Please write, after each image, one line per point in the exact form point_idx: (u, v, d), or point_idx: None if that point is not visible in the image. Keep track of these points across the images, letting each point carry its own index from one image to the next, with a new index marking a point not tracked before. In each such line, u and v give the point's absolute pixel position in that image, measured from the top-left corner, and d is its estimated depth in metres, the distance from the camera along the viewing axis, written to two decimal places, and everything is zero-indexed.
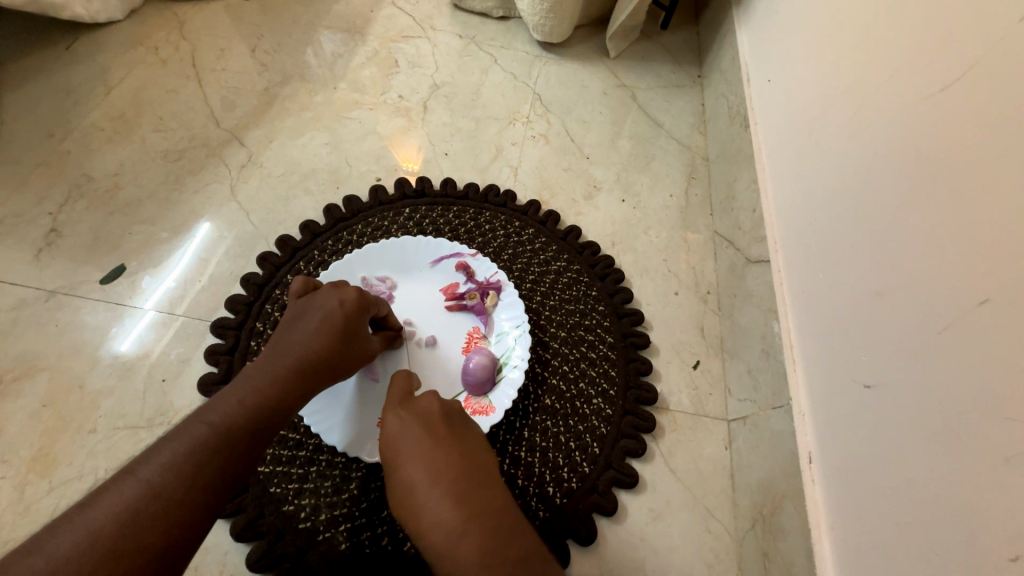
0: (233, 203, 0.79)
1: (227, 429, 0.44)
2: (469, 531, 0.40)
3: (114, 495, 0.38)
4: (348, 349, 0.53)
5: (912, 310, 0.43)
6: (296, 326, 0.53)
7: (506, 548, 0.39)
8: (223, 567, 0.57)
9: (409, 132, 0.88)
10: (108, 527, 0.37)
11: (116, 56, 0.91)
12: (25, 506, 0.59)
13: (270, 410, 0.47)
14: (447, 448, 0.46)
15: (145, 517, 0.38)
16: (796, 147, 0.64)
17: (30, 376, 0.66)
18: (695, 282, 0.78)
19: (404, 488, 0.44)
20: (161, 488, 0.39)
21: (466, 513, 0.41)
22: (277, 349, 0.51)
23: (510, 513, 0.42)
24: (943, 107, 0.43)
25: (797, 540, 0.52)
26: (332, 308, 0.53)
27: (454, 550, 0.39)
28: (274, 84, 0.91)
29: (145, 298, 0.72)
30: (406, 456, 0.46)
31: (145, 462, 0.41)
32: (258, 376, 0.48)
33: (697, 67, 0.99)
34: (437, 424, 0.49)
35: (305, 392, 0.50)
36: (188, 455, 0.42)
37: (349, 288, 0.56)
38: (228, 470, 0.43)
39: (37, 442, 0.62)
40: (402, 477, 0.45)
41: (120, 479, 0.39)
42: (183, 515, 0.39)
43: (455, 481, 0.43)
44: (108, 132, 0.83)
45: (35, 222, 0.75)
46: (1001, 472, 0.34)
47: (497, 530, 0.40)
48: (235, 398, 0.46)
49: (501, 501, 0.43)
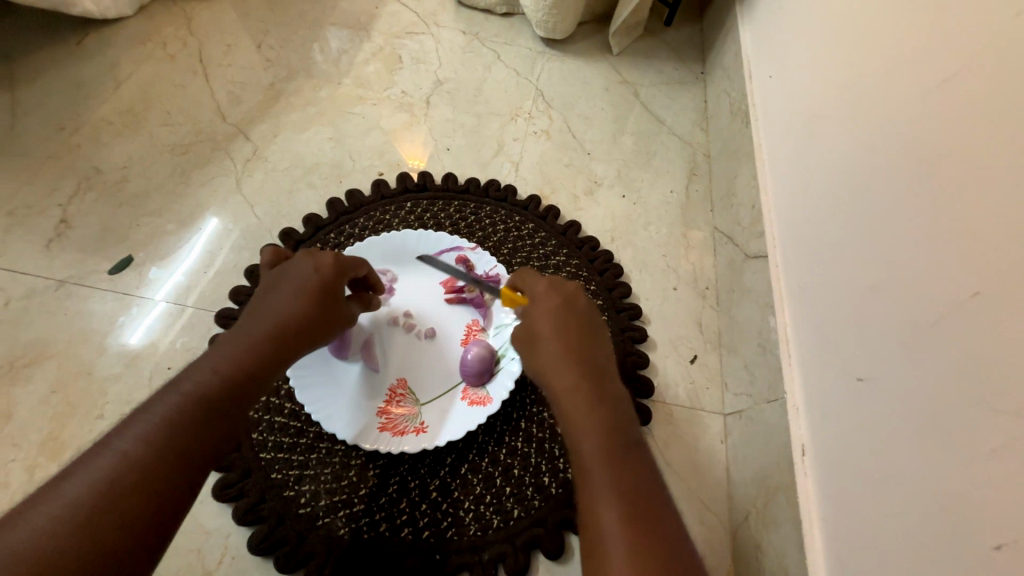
0: (238, 196, 0.81)
1: (204, 394, 0.43)
2: (592, 411, 0.46)
3: (91, 468, 0.37)
4: (324, 315, 0.54)
5: (906, 304, 0.43)
6: (274, 290, 0.53)
7: (620, 434, 0.45)
8: (226, 549, 0.58)
9: (412, 127, 0.89)
10: (85, 500, 0.36)
11: (125, 51, 0.92)
12: (35, 487, 0.61)
13: (247, 374, 0.46)
14: (582, 337, 0.52)
15: (122, 489, 0.37)
16: (794, 144, 0.64)
17: (40, 362, 0.68)
18: (695, 278, 0.78)
19: (541, 362, 0.51)
20: (138, 459, 0.38)
21: (587, 393, 0.48)
22: (256, 314, 0.51)
23: (621, 407, 0.48)
24: (937, 104, 0.43)
25: (789, 531, 0.52)
26: (306, 274, 0.54)
27: (576, 420, 0.46)
28: (279, 79, 0.92)
29: (152, 289, 0.73)
30: (542, 336, 0.52)
31: (120, 434, 0.39)
32: (234, 343, 0.47)
33: (700, 64, 0.99)
34: (572, 316, 0.53)
35: (282, 351, 0.49)
36: (164, 425, 0.40)
37: (324, 253, 0.57)
38: (209, 436, 0.42)
39: (46, 427, 0.64)
40: (538, 354, 0.52)
41: (95, 452, 0.38)
42: (164, 484, 0.38)
43: (584, 366, 0.49)
44: (116, 126, 0.85)
45: (45, 214, 0.77)
46: (991, 463, 0.35)
47: (615, 416, 0.47)
48: (209, 365, 0.45)
49: (614, 389, 0.49)
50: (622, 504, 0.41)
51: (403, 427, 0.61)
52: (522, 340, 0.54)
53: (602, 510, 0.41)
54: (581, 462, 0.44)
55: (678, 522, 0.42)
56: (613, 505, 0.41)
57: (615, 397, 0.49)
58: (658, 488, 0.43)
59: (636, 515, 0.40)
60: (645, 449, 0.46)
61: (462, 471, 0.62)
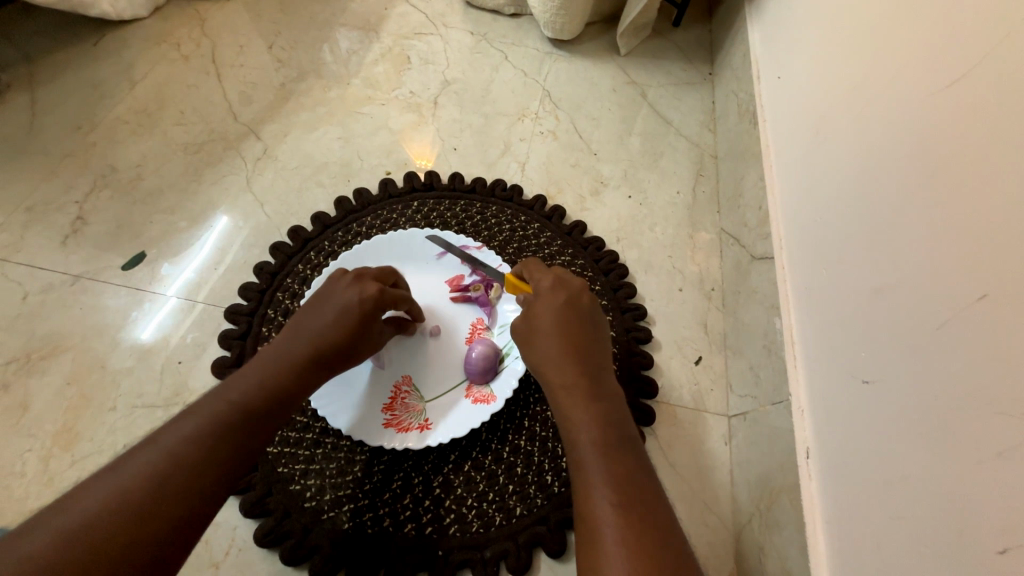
0: (248, 195, 0.82)
1: (245, 406, 0.46)
2: (589, 408, 0.47)
3: (138, 461, 0.41)
4: (362, 342, 0.55)
5: (914, 306, 0.43)
6: (315, 315, 0.54)
7: (616, 429, 0.47)
8: (232, 541, 0.60)
9: (420, 127, 0.90)
10: (131, 490, 0.39)
11: (140, 52, 0.94)
12: (49, 477, 0.62)
13: (281, 391, 0.49)
14: (581, 333, 0.53)
15: (166, 486, 0.40)
16: (801, 145, 0.64)
17: (55, 355, 0.69)
18: (700, 280, 0.78)
19: (540, 357, 0.52)
20: (182, 457, 0.42)
21: (584, 387, 0.49)
22: (297, 330, 0.53)
23: (617, 405, 0.49)
24: (945, 104, 0.43)
25: (792, 533, 0.52)
26: (349, 302, 0.55)
27: (574, 415, 0.48)
28: (290, 79, 0.94)
29: (164, 285, 0.74)
30: (541, 331, 0.53)
31: (168, 432, 0.43)
32: (273, 359, 0.50)
33: (709, 65, 0.99)
34: (574, 313, 0.54)
35: (312, 377, 0.52)
36: (208, 430, 0.44)
37: (370, 283, 0.57)
38: (244, 446, 0.45)
39: (60, 418, 0.65)
40: (535, 349, 0.53)
41: (143, 447, 0.42)
42: (201, 485, 0.41)
43: (584, 365, 0.50)
44: (131, 125, 0.87)
45: (61, 211, 0.79)
46: (993, 466, 0.35)
47: (611, 411, 0.48)
48: (255, 379, 0.49)
49: (612, 390, 0.50)
50: (614, 494, 0.42)
51: (407, 424, 0.62)
52: (521, 331, 0.55)
53: (596, 498, 0.42)
54: (578, 453, 0.46)
55: (670, 514, 0.43)
56: (606, 493, 0.42)
57: (612, 393, 0.50)
58: (652, 483, 0.44)
59: (628, 505, 0.42)
60: (640, 447, 0.47)
61: (465, 468, 0.63)
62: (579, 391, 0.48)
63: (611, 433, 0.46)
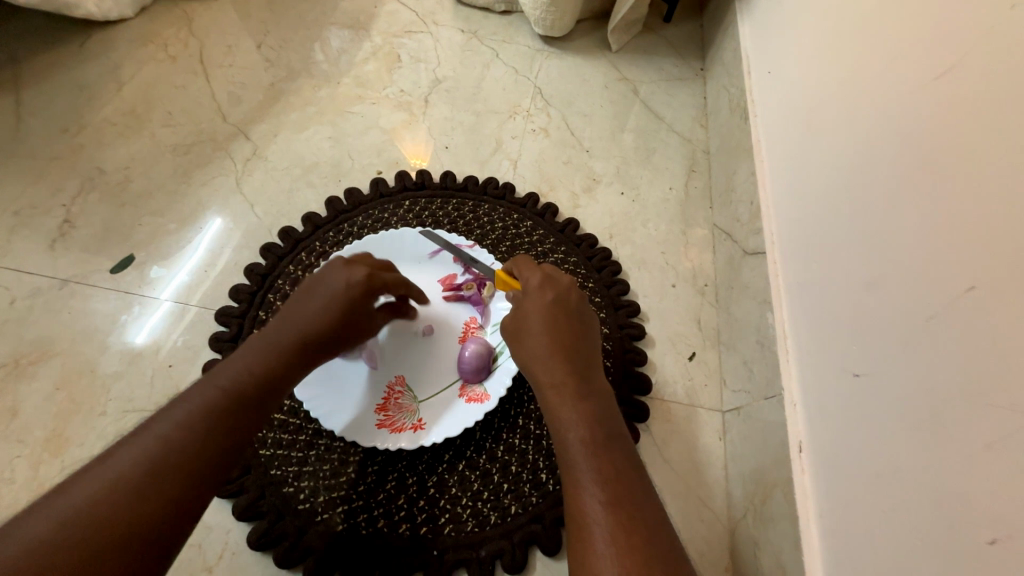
0: (239, 196, 0.81)
1: (236, 393, 0.46)
2: (578, 407, 0.47)
3: (134, 448, 0.41)
4: (349, 327, 0.55)
5: (903, 299, 0.43)
6: (304, 302, 0.54)
7: (602, 427, 0.47)
8: (226, 545, 0.59)
9: (412, 126, 0.89)
10: (131, 476, 0.39)
11: (126, 53, 0.93)
12: (39, 483, 0.62)
13: (270, 379, 0.49)
14: (569, 331, 0.52)
15: (164, 472, 0.40)
16: (791, 140, 0.64)
17: (44, 360, 0.69)
18: (694, 275, 0.78)
19: (529, 356, 0.52)
20: (176, 443, 0.42)
21: (572, 387, 0.49)
22: (285, 317, 0.53)
23: (604, 399, 0.49)
24: (932, 98, 0.43)
25: (785, 526, 0.53)
26: (335, 291, 0.54)
27: (562, 414, 0.48)
28: (279, 79, 0.93)
29: (155, 288, 0.74)
30: (529, 331, 0.53)
31: (161, 419, 0.43)
32: (261, 348, 0.50)
33: (700, 60, 0.99)
34: (560, 311, 0.54)
35: (300, 365, 0.52)
36: (201, 418, 0.44)
37: (359, 267, 0.56)
38: (236, 434, 0.45)
39: (50, 424, 0.65)
40: (524, 348, 0.53)
41: (137, 434, 0.42)
42: (199, 471, 0.41)
43: (572, 363, 0.50)
44: (118, 127, 0.86)
45: (48, 214, 0.78)
46: (984, 458, 0.35)
47: (598, 409, 0.48)
48: (246, 366, 0.48)
49: (600, 386, 0.50)
50: (603, 492, 0.42)
51: (401, 424, 0.62)
52: (511, 332, 0.54)
53: (586, 496, 0.42)
54: (566, 451, 0.46)
55: (660, 510, 0.43)
56: (596, 491, 0.42)
57: (600, 391, 0.50)
58: (640, 480, 0.44)
59: (618, 501, 0.42)
60: (628, 441, 0.47)
61: (459, 468, 0.63)
62: (568, 388, 0.48)
63: (598, 427, 0.47)
